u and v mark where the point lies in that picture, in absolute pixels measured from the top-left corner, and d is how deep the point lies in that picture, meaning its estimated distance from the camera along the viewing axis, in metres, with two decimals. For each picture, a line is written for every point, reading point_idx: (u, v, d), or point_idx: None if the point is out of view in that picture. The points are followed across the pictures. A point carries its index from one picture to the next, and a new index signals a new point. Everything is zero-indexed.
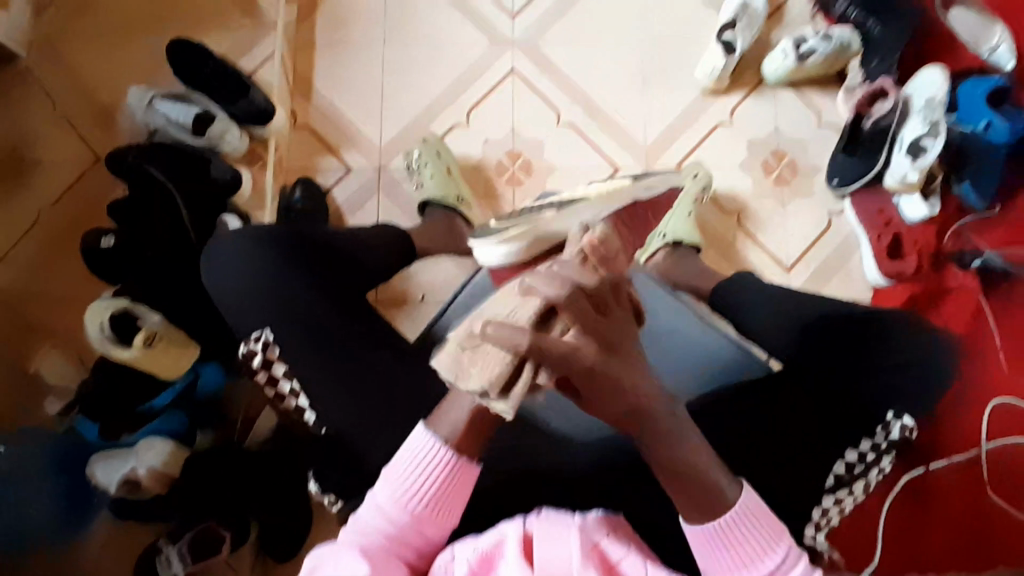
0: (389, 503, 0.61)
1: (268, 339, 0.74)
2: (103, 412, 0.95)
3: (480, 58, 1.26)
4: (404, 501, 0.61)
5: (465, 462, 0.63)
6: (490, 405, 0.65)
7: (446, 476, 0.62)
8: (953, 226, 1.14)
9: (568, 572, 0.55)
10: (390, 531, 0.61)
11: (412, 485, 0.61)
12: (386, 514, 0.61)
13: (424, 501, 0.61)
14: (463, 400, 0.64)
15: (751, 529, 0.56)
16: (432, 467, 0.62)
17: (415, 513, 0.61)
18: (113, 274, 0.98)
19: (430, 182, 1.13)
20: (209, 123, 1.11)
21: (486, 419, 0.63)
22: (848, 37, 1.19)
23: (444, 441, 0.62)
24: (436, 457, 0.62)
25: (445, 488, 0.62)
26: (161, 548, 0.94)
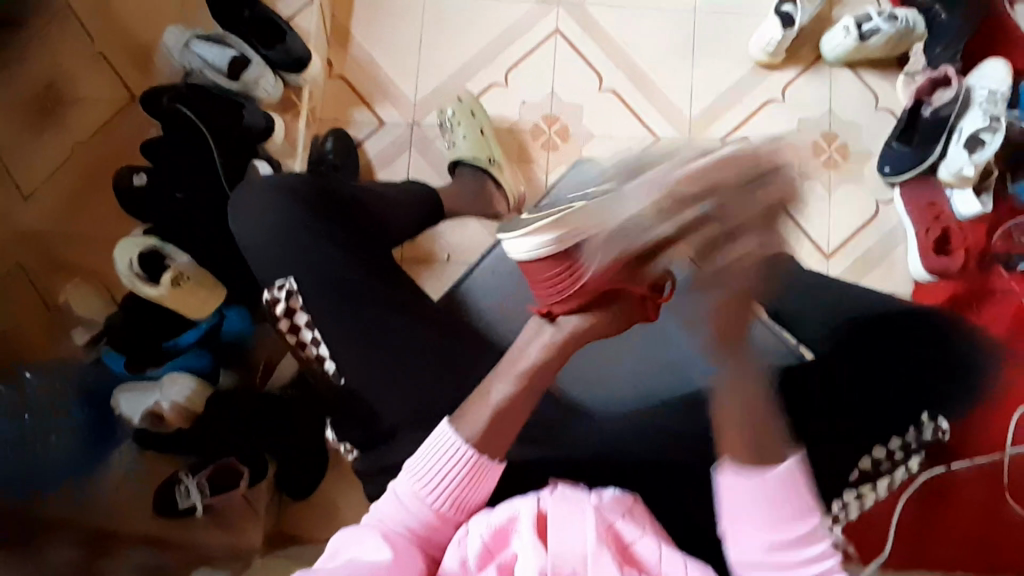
0: (411, 499, 0.62)
1: (291, 288, 0.74)
2: (130, 347, 0.96)
3: (523, 16, 1.21)
4: (423, 495, 0.62)
5: (489, 461, 0.63)
6: (524, 399, 0.66)
7: (472, 473, 0.62)
8: (1004, 225, 1.09)
9: (581, 560, 0.53)
10: (410, 523, 0.61)
11: (432, 478, 0.62)
12: (407, 506, 0.62)
13: (445, 498, 0.61)
14: (491, 402, 0.65)
15: (788, 495, 0.60)
16: (457, 466, 0.62)
17: (437, 509, 0.61)
18: (147, 213, 0.99)
19: (463, 141, 1.11)
20: (244, 67, 1.07)
21: (505, 421, 0.64)
22: (914, 19, 1.11)
23: (466, 442, 0.63)
24: (456, 456, 0.62)
25: (467, 488, 0.62)
26: (182, 479, 1.00)
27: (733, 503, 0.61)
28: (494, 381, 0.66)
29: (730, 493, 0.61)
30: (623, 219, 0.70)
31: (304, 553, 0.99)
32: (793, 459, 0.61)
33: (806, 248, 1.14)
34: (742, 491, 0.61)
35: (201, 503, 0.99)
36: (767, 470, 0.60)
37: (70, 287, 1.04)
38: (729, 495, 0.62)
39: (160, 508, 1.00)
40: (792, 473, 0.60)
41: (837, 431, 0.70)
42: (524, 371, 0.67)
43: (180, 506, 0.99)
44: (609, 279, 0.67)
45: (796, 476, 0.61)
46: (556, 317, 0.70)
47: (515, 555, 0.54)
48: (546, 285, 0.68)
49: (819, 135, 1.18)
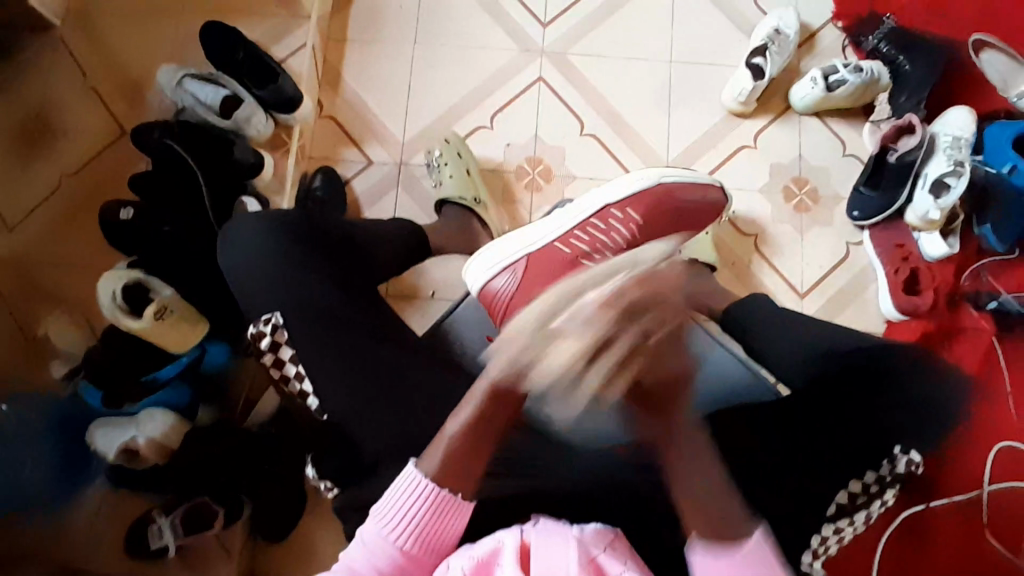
0: (376, 540, 0.61)
1: (278, 322, 0.74)
2: (106, 381, 0.95)
3: (510, 63, 1.26)
4: (388, 534, 0.61)
5: (451, 496, 0.63)
6: (485, 424, 0.67)
7: (434, 508, 0.62)
8: (971, 266, 1.14)
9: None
10: (377, 564, 0.61)
11: (398, 518, 0.62)
12: (372, 549, 0.61)
13: (411, 536, 0.61)
14: (446, 435, 0.65)
15: (758, 574, 0.60)
16: (420, 501, 0.62)
17: (403, 548, 0.61)
18: (131, 246, 0.99)
19: (449, 181, 1.14)
20: (237, 105, 1.10)
21: (469, 447, 0.65)
22: (878, 70, 1.19)
23: (427, 476, 0.63)
24: (419, 493, 0.62)
25: (435, 524, 0.62)
26: (154, 519, 0.97)
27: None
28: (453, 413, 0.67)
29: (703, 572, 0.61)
30: (556, 246, 0.91)
31: None
32: (756, 535, 0.61)
33: (781, 288, 1.18)
34: (710, 573, 0.61)
35: (173, 544, 0.96)
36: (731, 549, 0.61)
37: (50, 319, 1.05)
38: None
39: (131, 551, 0.97)
40: (758, 550, 0.61)
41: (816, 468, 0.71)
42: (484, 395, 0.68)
43: (152, 547, 0.97)
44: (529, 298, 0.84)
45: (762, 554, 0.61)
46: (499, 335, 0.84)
47: None
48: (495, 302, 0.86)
49: (790, 180, 1.23)
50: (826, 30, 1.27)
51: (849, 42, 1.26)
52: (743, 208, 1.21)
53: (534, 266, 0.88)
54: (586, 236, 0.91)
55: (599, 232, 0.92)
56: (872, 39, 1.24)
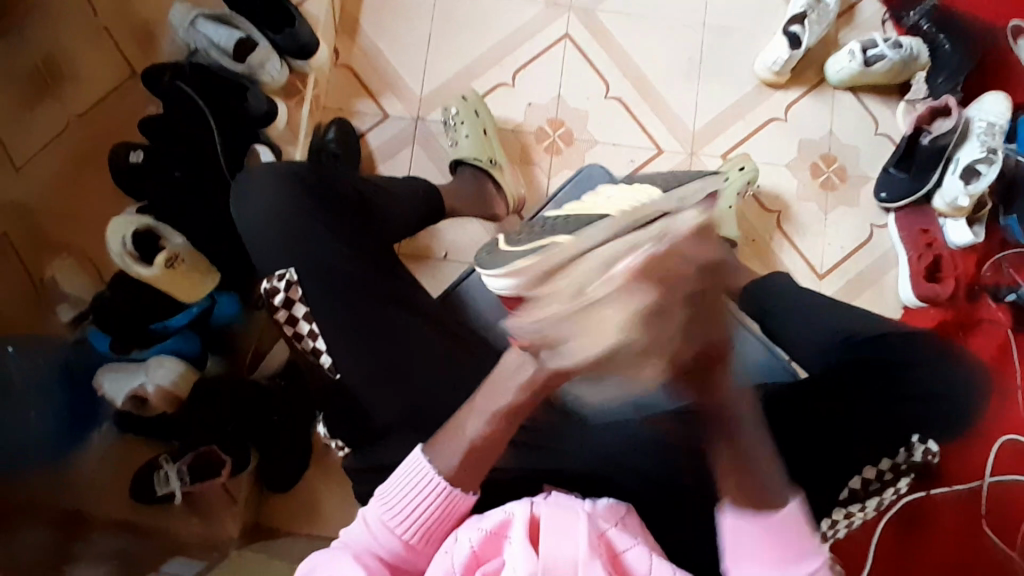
0: (380, 525, 0.61)
1: (292, 278, 0.73)
2: (117, 327, 0.94)
3: (534, 18, 1.21)
4: (393, 524, 0.60)
5: (461, 493, 0.62)
6: (495, 438, 0.64)
7: (442, 504, 0.61)
8: (993, 257, 1.12)
9: (573, 567, 0.52)
10: (379, 549, 0.60)
11: (405, 509, 0.61)
12: (374, 533, 0.61)
13: (415, 529, 0.60)
14: (466, 436, 0.63)
15: (786, 535, 0.61)
16: (428, 494, 0.61)
17: (404, 539, 0.60)
18: (139, 190, 0.96)
19: (465, 141, 1.10)
20: (252, 50, 1.05)
21: (484, 453, 0.63)
22: (917, 48, 1.13)
23: (439, 472, 0.62)
24: (430, 488, 0.61)
25: (442, 515, 0.62)
26: (161, 466, 0.97)
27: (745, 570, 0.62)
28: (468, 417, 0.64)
29: (734, 532, 0.62)
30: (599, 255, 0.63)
31: (287, 550, 0.99)
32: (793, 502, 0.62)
33: (801, 268, 1.15)
34: (743, 536, 0.62)
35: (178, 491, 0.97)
36: (768, 514, 0.61)
37: (56, 263, 1.02)
38: (735, 537, 0.62)
39: (137, 494, 0.99)
40: (793, 516, 0.61)
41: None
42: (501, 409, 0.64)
43: (158, 492, 0.98)
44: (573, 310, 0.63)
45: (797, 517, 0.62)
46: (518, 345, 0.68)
47: (506, 560, 0.53)
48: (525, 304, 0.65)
49: (819, 157, 1.19)
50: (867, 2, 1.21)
51: (888, 17, 1.20)
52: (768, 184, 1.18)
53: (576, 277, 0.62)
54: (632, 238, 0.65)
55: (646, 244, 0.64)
56: (914, 15, 1.18)
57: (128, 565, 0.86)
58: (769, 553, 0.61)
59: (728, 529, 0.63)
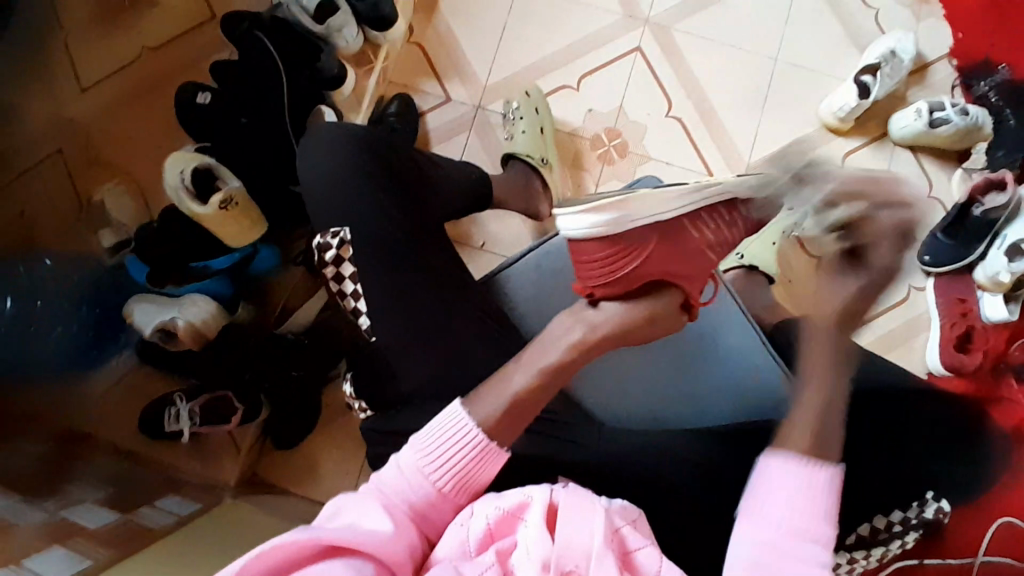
0: (414, 471, 0.59)
1: (345, 237, 0.74)
2: (157, 260, 0.96)
3: (609, 27, 1.21)
4: (427, 470, 0.58)
5: (497, 448, 0.61)
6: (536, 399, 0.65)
7: (475, 456, 0.60)
8: (1023, 337, 1.10)
9: (586, 556, 0.52)
10: (411, 497, 0.58)
11: (440, 455, 0.59)
12: (408, 479, 0.59)
13: (450, 478, 0.59)
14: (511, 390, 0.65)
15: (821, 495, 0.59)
16: (461, 445, 0.60)
17: (438, 487, 0.58)
18: (204, 132, 0.99)
19: (521, 136, 1.11)
20: (331, 13, 1.06)
21: (522, 408, 0.64)
22: (982, 117, 1.13)
23: (479, 423, 0.61)
24: (467, 439, 0.60)
25: (473, 469, 0.60)
26: (176, 402, 1.00)
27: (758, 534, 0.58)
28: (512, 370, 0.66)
29: (769, 479, 0.60)
30: (687, 226, 0.75)
31: (280, 508, 0.99)
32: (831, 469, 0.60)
33: None
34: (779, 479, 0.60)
35: (188, 430, 0.99)
36: (812, 467, 0.60)
37: (106, 188, 1.04)
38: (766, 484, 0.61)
39: (146, 425, 1.01)
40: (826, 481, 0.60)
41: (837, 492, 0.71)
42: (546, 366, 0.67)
43: (167, 429, 1.00)
44: (654, 274, 0.73)
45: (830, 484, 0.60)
46: (597, 300, 0.74)
47: (518, 542, 0.54)
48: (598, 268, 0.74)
49: None
50: (940, 65, 1.20)
51: (960, 82, 1.20)
52: None
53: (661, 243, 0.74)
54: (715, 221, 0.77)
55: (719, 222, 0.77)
56: (984, 85, 1.18)
57: (121, 497, 0.86)
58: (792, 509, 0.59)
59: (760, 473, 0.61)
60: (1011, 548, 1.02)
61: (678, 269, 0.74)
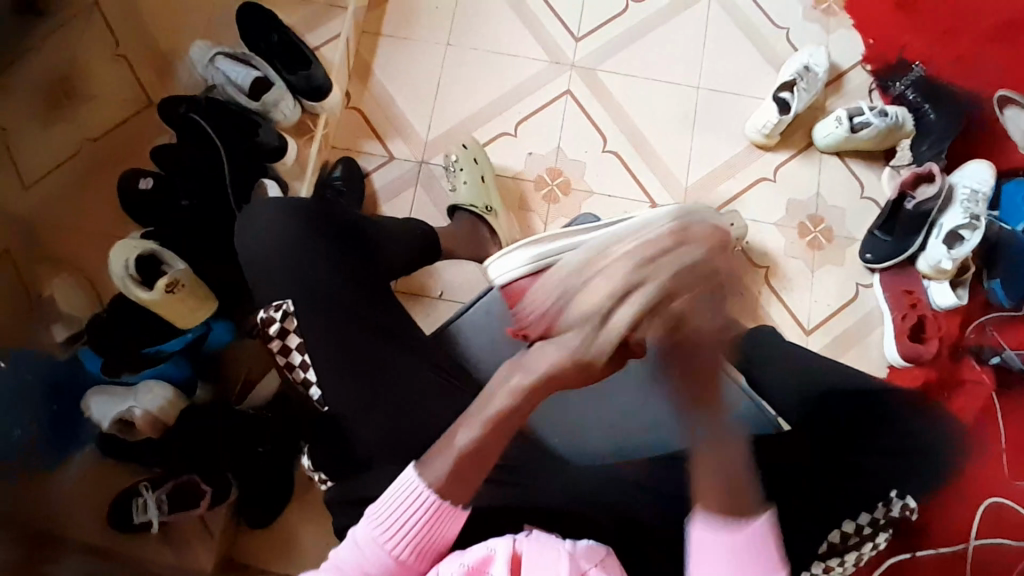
0: (368, 543, 0.63)
1: (288, 309, 0.75)
2: (108, 349, 0.94)
3: (539, 73, 1.27)
4: (382, 542, 0.63)
5: (452, 506, 0.63)
6: (489, 450, 0.64)
7: (429, 519, 0.63)
8: (976, 319, 1.15)
9: None
10: (370, 568, 0.63)
11: (392, 524, 0.63)
12: (364, 551, 0.63)
13: (406, 547, 0.62)
14: (454, 448, 0.64)
15: (757, 549, 0.64)
16: (414, 512, 0.63)
17: (398, 556, 0.63)
18: (146, 215, 1.01)
19: (463, 188, 1.14)
20: (266, 89, 1.10)
21: (472, 466, 0.63)
22: (902, 116, 1.19)
23: (429, 486, 0.63)
24: (418, 502, 0.63)
25: (428, 533, 0.63)
26: (142, 492, 0.97)
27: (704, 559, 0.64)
28: (460, 426, 0.65)
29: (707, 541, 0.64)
30: (592, 257, 0.76)
31: None
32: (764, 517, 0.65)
33: (786, 321, 1.18)
34: (709, 546, 0.64)
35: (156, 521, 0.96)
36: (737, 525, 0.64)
37: (56, 281, 1.02)
38: (700, 545, 0.64)
39: (114, 521, 0.97)
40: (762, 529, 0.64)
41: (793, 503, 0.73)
42: (489, 421, 0.64)
43: (136, 520, 0.97)
44: (559, 305, 0.71)
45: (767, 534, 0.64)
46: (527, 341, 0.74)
47: None
48: (523, 317, 0.75)
49: (806, 217, 1.23)
50: (854, 73, 1.27)
51: (876, 86, 1.27)
52: (758, 241, 1.22)
53: (567, 276, 0.74)
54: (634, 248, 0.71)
55: (641, 244, 0.73)
56: (899, 85, 1.25)
57: None
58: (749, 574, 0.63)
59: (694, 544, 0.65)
60: (1000, 530, 1.05)
61: (579, 292, 0.71)
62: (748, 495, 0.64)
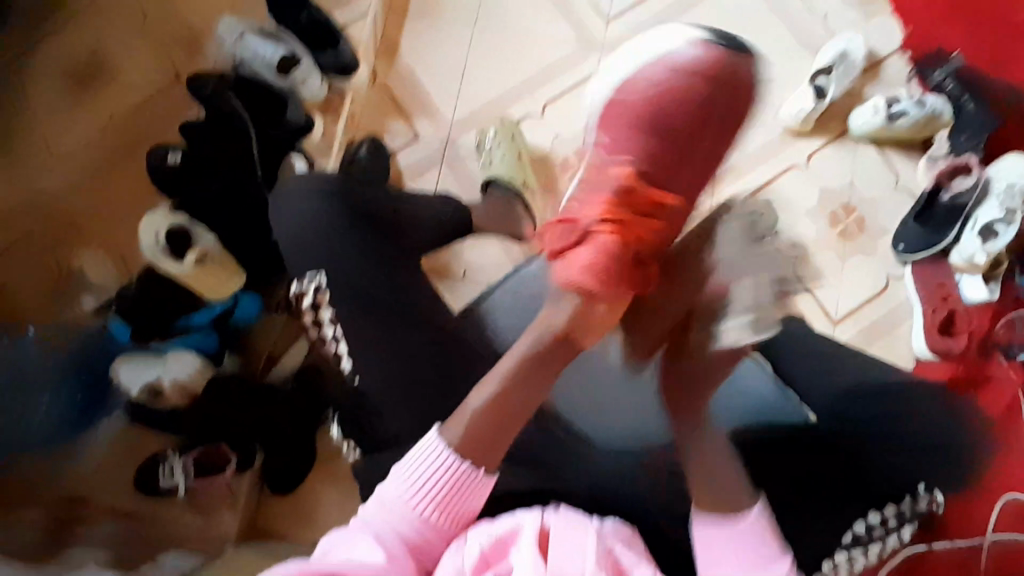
0: (397, 502, 0.62)
1: (321, 282, 0.74)
2: (139, 318, 0.95)
3: (568, 54, 1.25)
4: (412, 500, 0.62)
5: (475, 470, 0.64)
6: (507, 404, 0.66)
7: (455, 478, 0.63)
8: (1007, 315, 1.12)
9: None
10: (399, 527, 0.61)
11: (421, 482, 0.62)
12: (393, 513, 0.62)
13: (434, 506, 0.62)
14: (468, 409, 0.65)
15: (754, 540, 0.67)
16: (442, 471, 0.63)
17: (426, 518, 0.62)
18: (177, 188, 0.99)
19: (500, 161, 1.13)
20: (295, 66, 1.11)
21: (496, 425, 0.65)
22: (940, 106, 1.15)
23: (450, 446, 0.64)
24: (444, 465, 0.63)
25: (455, 498, 0.63)
26: (167, 458, 0.99)
27: (704, 550, 0.69)
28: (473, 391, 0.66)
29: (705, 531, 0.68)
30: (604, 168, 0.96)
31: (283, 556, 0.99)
32: (755, 508, 0.67)
33: (813, 312, 1.17)
34: (716, 538, 0.68)
35: (183, 485, 0.99)
36: (732, 520, 0.67)
37: (86, 253, 1.05)
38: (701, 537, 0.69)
39: (141, 486, 0.99)
40: (756, 521, 0.67)
41: (819, 492, 0.73)
42: (502, 377, 0.67)
43: (161, 484, 0.99)
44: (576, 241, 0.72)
45: (761, 525, 0.67)
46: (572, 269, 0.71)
47: (513, 565, 0.57)
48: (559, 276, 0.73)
49: (839, 206, 1.20)
50: (892, 59, 1.25)
51: (915, 74, 1.23)
52: (788, 229, 1.19)
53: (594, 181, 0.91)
54: (616, 149, 0.98)
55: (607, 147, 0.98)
56: (938, 74, 1.20)
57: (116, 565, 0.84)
58: (747, 554, 0.67)
59: (700, 547, 0.69)
60: (1020, 526, 1.04)
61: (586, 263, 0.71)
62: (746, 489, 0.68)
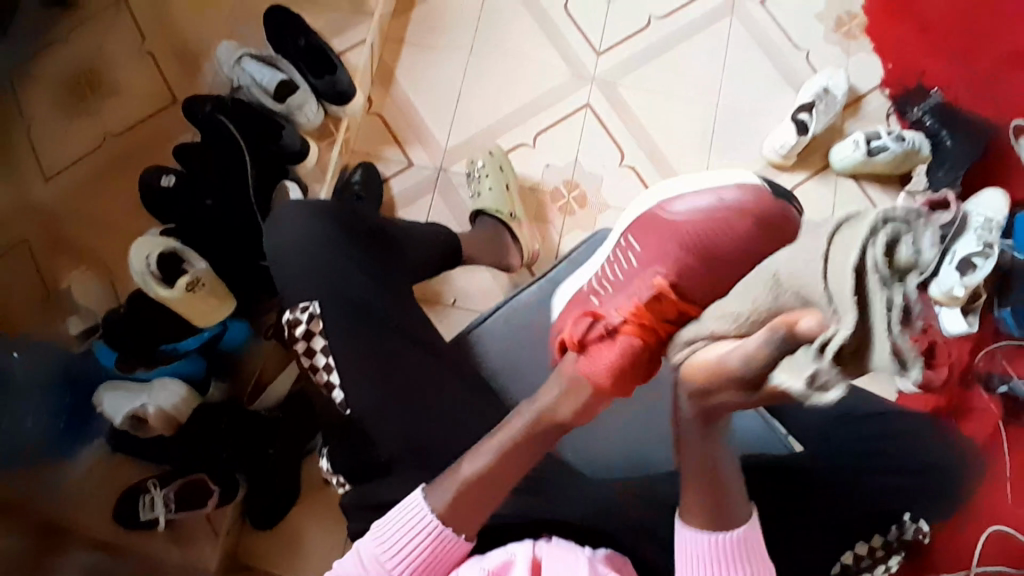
0: (372, 560, 0.65)
1: (315, 312, 0.75)
2: (121, 343, 0.93)
3: (560, 86, 1.28)
4: (384, 561, 0.64)
5: (457, 538, 0.65)
6: (500, 478, 0.65)
7: (433, 544, 0.65)
8: (987, 346, 1.15)
9: None
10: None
11: (394, 543, 0.65)
12: (367, 568, 0.65)
13: (408, 565, 0.64)
14: (459, 475, 0.65)
15: (746, 553, 0.65)
16: (416, 533, 0.65)
17: (394, 573, 0.64)
18: (169, 212, 1.00)
19: (488, 193, 1.14)
20: (291, 92, 1.11)
21: (483, 494, 0.64)
22: (920, 141, 1.19)
23: (433, 511, 0.65)
24: (420, 525, 0.65)
25: (433, 552, 0.65)
26: (149, 489, 0.98)
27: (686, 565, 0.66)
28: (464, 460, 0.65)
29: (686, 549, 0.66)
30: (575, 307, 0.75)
31: None
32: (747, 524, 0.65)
33: None
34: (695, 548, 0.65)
35: (163, 517, 0.98)
36: (722, 532, 0.65)
37: (73, 274, 1.02)
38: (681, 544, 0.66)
39: (123, 517, 0.98)
40: (747, 537, 0.65)
41: (805, 524, 0.74)
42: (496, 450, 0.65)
43: (142, 517, 0.98)
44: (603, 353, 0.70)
45: (753, 539, 0.65)
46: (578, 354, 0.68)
47: None
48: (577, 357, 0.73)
49: None
50: (873, 96, 1.28)
51: (894, 110, 1.27)
52: None
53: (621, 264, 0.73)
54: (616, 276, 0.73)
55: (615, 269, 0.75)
56: (917, 111, 1.26)
57: None
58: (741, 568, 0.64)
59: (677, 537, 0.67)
60: (1005, 557, 1.05)
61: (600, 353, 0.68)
62: (729, 514, 0.65)
